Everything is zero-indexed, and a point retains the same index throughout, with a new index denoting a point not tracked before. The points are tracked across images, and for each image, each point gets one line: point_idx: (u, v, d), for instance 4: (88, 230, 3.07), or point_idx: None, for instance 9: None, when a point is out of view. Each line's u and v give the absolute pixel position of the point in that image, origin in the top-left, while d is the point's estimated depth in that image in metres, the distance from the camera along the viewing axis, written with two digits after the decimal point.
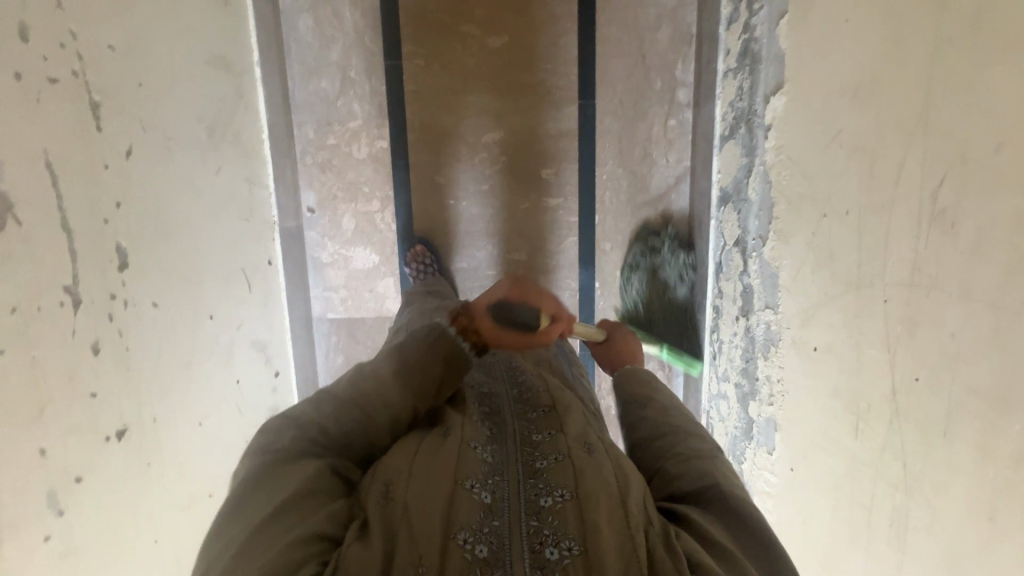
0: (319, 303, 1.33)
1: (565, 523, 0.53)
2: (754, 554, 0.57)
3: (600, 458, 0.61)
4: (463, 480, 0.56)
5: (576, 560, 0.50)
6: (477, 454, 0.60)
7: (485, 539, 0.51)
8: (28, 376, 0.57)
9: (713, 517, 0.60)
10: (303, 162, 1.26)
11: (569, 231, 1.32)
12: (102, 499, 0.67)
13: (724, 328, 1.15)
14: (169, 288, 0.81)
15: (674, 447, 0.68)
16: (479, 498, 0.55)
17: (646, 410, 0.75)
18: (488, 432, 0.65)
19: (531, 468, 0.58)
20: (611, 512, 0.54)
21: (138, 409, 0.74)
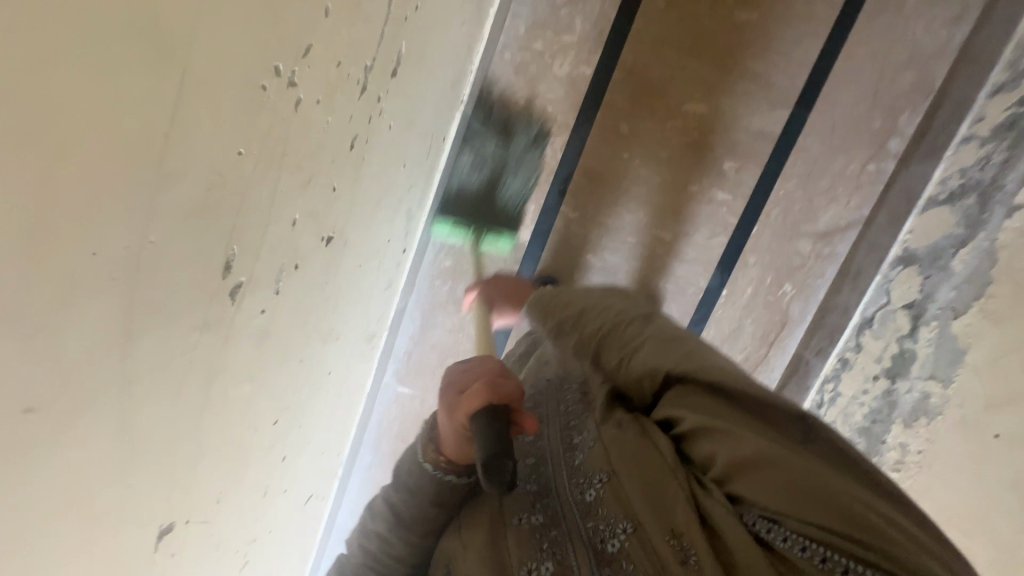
0: (452, 201, 1.29)
1: (608, 509, 0.64)
2: (748, 421, 0.61)
3: (631, 436, 0.70)
4: (509, 517, 0.67)
5: (631, 538, 0.60)
6: (521, 491, 0.71)
7: (550, 555, 0.62)
8: (316, 143, 0.52)
9: (692, 399, 0.67)
10: (500, 57, 1.21)
11: (720, 230, 1.29)
12: (297, 297, 0.63)
13: (847, 382, 1.13)
14: (401, 118, 0.76)
15: (641, 351, 0.75)
16: (532, 524, 0.66)
17: (608, 338, 0.81)
18: (533, 454, 0.76)
19: (575, 470, 0.70)
20: (646, 483, 0.65)
21: (344, 226, 0.69)
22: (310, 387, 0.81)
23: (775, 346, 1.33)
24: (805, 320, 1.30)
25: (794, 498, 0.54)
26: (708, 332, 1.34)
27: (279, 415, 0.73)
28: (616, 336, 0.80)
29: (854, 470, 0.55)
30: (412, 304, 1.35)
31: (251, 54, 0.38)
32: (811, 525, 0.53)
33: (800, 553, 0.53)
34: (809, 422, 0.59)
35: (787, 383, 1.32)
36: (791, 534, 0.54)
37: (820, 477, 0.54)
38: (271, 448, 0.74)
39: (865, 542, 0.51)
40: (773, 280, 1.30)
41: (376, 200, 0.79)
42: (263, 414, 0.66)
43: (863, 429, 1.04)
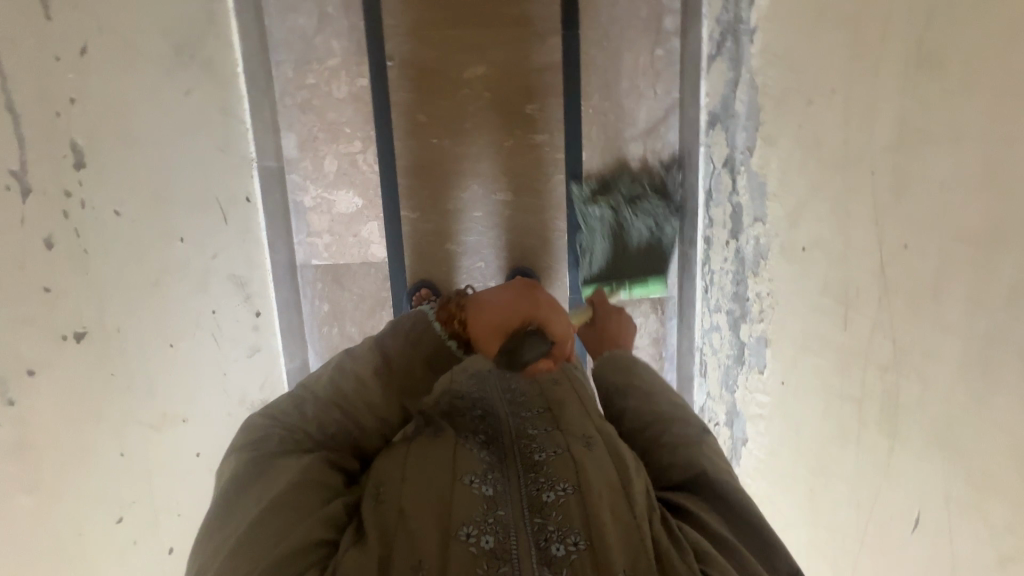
0: (303, 249, 1.31)
1: (564, 513, 0.55)
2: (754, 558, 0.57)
3: (596, 451, 0.63)
4: (464, 476, 0.58)
5: (583, 554, 0.52)
6: (476, 453, 0.62)
7: (490, 530, 0.53)
8: None
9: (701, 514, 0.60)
10: (282, 103, 1.24)
11: (556, 169, 1.29)
12: (59, 397, 0.65)
13: (714, 258, 1.12)
14: (132, 199, 0.79)
15: (673, 448, 0.66)
16: (480, 491, 0.57)
17: (630, 398, 0.73)
18: (482, 432, 0.67)
19: (531, 463, 0.61)
20: (615, 505, 0.56)
21: (100, 316, 0.72)
22: (165, 474, 0.83)
23: (658, 253, 1.32)
24: (672, 218, 1.30)
25: None
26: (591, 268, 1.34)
27: (126, 510, 0.75)
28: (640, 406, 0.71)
29: None
30: (312, 359, 1.36)
31: None
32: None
33: None
34: None
35: (682, 283, 1.30)
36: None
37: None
38: (136, 544, 0.76)
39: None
40: (625, 193, 1.29)
41: (149, 280, 0.81)
42: (83, 516, 0.68)
43: (733, 295, 1.02)
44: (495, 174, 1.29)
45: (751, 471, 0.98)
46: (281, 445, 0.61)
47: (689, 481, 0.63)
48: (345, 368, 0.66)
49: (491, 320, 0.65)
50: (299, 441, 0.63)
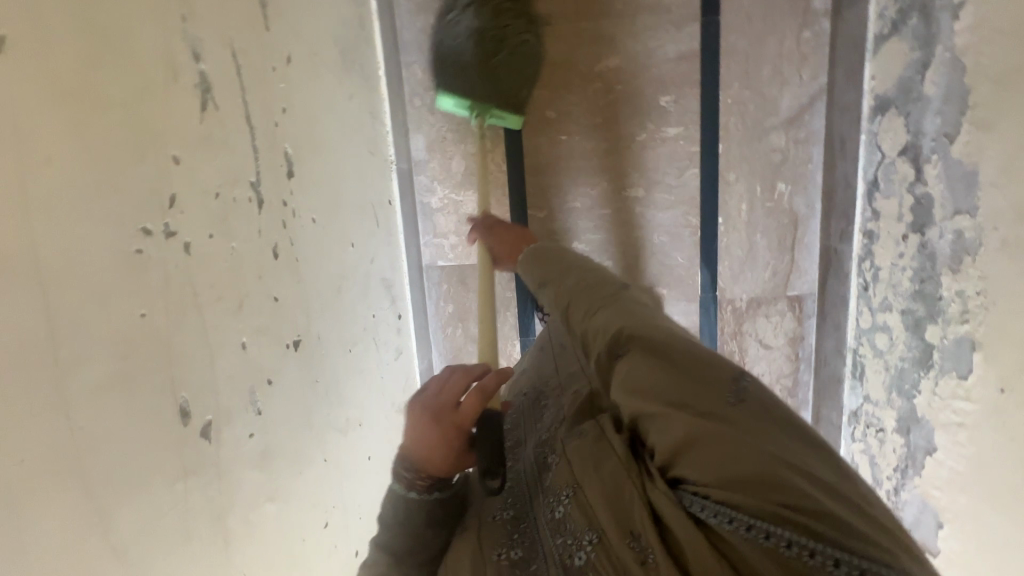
0: (429, 251, 1.32)
1: (575, 523, 0.58)
2: (710, 395, 0.54)
3: (583, 437, 0.65)
4: (490, 551, 0.63)
5: (597, 551, 0.54)
6: (499, 522, 0.67)
7: None
8: (227, 267, 0.55)
9: (637, 370, 0.58)
10: (412, 104, 1.24)
11: (689, 163, 1.23)
12: (286, 405, 0.66)
13: (881, 253, 1.04)
14: (321, 206, 0.79)
15: (614, 312, 0.67)
16: (511, 557, 0.62)
17: (576, 278, 0.78)
18: (508, 482, 0.73)
19: (545, 492, 0.65)
20: (603, 481, 0.58)
21: (307, 324, 0.72)
22: (351, 478, 0.84)
23: (798, 249, 1.25)
24: (815, 211, 1.22)
25: (731, 477, 0.49)
26: (724, 265, 1.28)
27: (330, 515, 0.76)
28: (606, 306, 0.70)
29: (807, 451, 0.50)
30: (437, 360, 1.36)
31: (98, 246, 0.42)
32: (752, 504, 0.47)
33: (766, 540, 0.46)
34: (735, 387, 0.53)
35: (826, 279, 1.23)
36: (722, 513, 0.48)
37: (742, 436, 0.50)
38: (336, 547, 0.78)
39: (795, 508, 0.46)
40: (764, 186, 1.23)
41: (334, 287, 0.82)
42: (304, 522, 0.69)
43: (915, 294, 0.95)
44: (624, 170, 1.25)
45: (943, 484, 0.91)
46: None
47: (617, 339, 0.63)
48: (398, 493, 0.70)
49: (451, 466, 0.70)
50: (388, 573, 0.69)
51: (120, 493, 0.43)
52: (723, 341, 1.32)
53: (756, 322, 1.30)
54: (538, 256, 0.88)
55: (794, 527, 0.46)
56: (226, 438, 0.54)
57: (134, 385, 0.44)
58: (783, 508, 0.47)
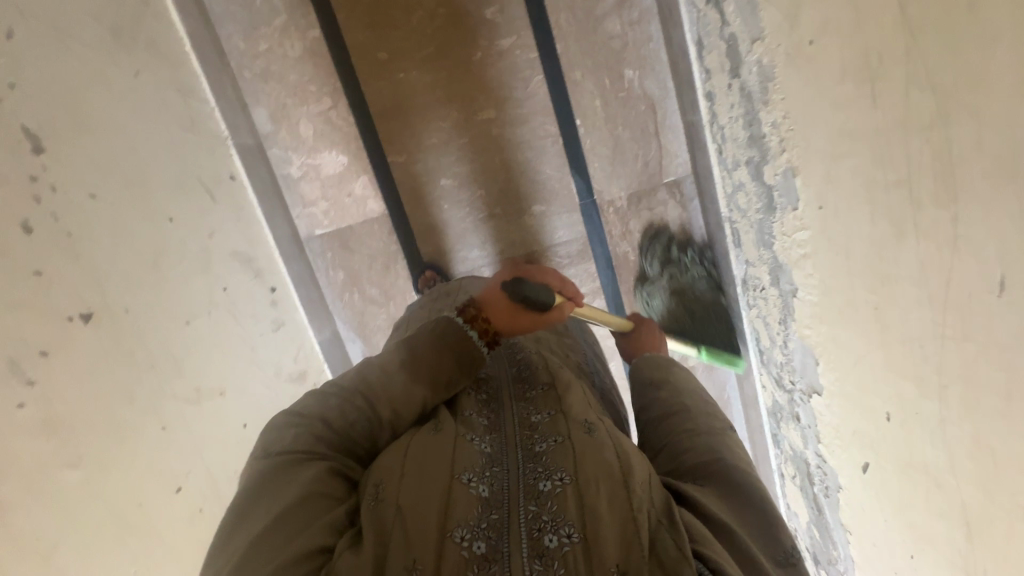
0: (304, 222, 1.30)
1: (562, 498, 0.59)
2: (743, 527, 0.62)
3: (598, 438, 0.67)
4: (460, 473, 0.63)
5: (575, 546, 0.55)
6: (474, 451, 0.66)
7: (483, 535, 0.57)
8: None
9: (711, 503, 0.64)
10: (242, 77, 1.20)
11: (532, 71, 1.21)
12: (80, 375, 0.65)
13: (721, 110, 1.02)
14: (105, 180, 0.78)
15: (691, 438, 0.73)
16: (478, 491, 0.61)
17: (664, 389, 0.82)
18: (489, 425, 0.73)
19: (533, 458, 0.65)
20: (609, 492, 0.60)
21: (103, 296, 0.71)
22: (215, 444, 0.84)
23: (661, 132, 1.23)
24: (668, 90, 1.20)
25: None
26: (595, 168, 1.26)
27: (182, 481, 0.76)
28: (662, 427, 0.77)
29: None
30: (342, 328, 1.36)
31: None
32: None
33: None
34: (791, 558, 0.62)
35: (695, 156, 1.21)
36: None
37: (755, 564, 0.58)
38: (203, 510, 0.78)
39: None
40: (611, 77, 1.20)
41: (147, 261, 0.81)
42: (138, 486, 0.69)
43: (749, 140, 0.93)
44: (471, 94, 1.22)
45: (809, 319, 0.90)
46: (301, 445, 0.66)
47: (704, 468, 0.69)
48: (450, 320, 0.77)
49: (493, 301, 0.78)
50: (319, 437, 0.67)
51: None
52: (615, 244, 1.31)
53: (642, 218, 1.29)
54: (642, 360, 0.90)
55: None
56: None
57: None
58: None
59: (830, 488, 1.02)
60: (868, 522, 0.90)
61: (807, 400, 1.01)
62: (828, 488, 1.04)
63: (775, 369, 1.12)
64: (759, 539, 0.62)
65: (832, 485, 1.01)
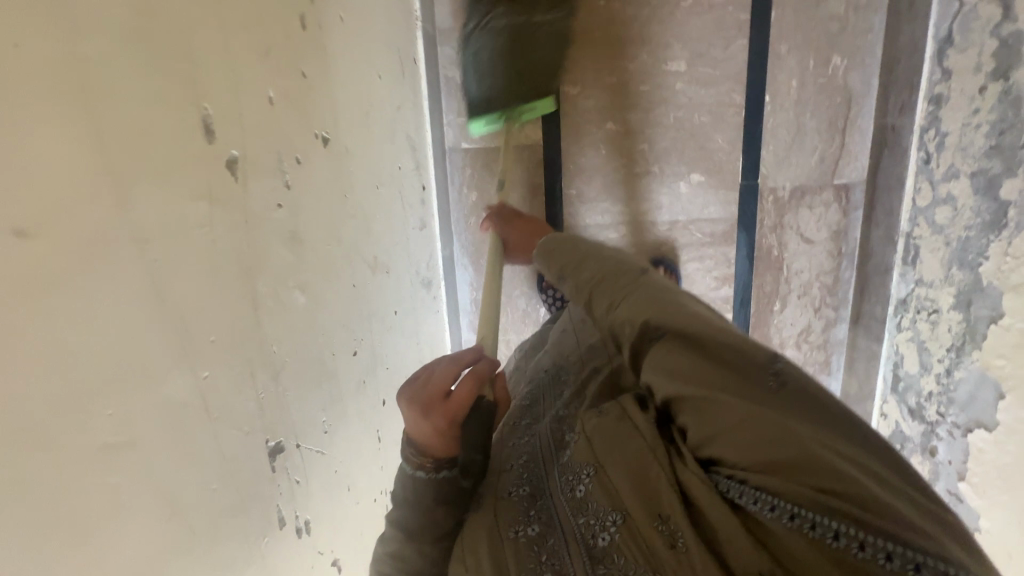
0: (452, 131, 1.23)
1: (599, 507, 0.55)
2: (758, 394, 0.48)
3: (604, 420, 0.60)
4: (505, 527, 0.58)
5: (622, 530, 0.52)
6: (514, 495, 0.62)
7: (545, 571, 0.53)
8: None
9: (675, 362, 0.52)
10: None
11: (737, 33, 1.14)
12: (314, 199, 0.59)
13: (949, 117, 0.96)
14: (349, 10, 0.71)
15: (619, 303, 0.61)
16: (527, 533, 0.57)
17: (592, 260, 0.71)
18: (523, 456, 0.68)
19: (563, 465, 0.62)
20: (627, 466, 0.55)
21: (336, 127, 0.65)
22: (378, 320, 0.79)
23: (849, 131, 1.17)
24: (872, 89, 1.14)
25: (816, 487, 0.44)
26: (768, 150, 1.20)
27: (358, 345, 0.70)
28: (610, 282, 0.66)
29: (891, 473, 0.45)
30: (457, 251, 1.30)
31: None
32: (789, 490, 0.45)
33: (815, 531, 0.44)
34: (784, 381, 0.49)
35: (879, 164, 1.15)
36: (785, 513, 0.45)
37: (811, 455, 0.44)
38: (364, 383, 0.72)
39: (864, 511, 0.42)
40: (817, 60, 1.14)
41: (363, 109, 0.75)
42: (334, 334, 0.63)
43: (991, 150, 0.87)
44: (666, 42, 1.16)
45: (1009, 349, 0.85)
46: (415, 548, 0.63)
47: (643, 330, 0.56)
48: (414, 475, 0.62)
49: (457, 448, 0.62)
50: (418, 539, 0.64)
51: (132, 176, 0.35)
52: (762, 235, 1.25)
53: (799, 214, 1.23)
54: (547, 246, 0.79)
55: (842, 519, 0.43)
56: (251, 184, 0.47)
57: (152, 60, 0.37)
58: (825, 497, 0.43)
59: None
60: (1010, 570, 0.86)
61: (958, 434, 0.97)
62: None
63: (915, 398, 1.08)
64: (780, 408, 0.48)
65: None
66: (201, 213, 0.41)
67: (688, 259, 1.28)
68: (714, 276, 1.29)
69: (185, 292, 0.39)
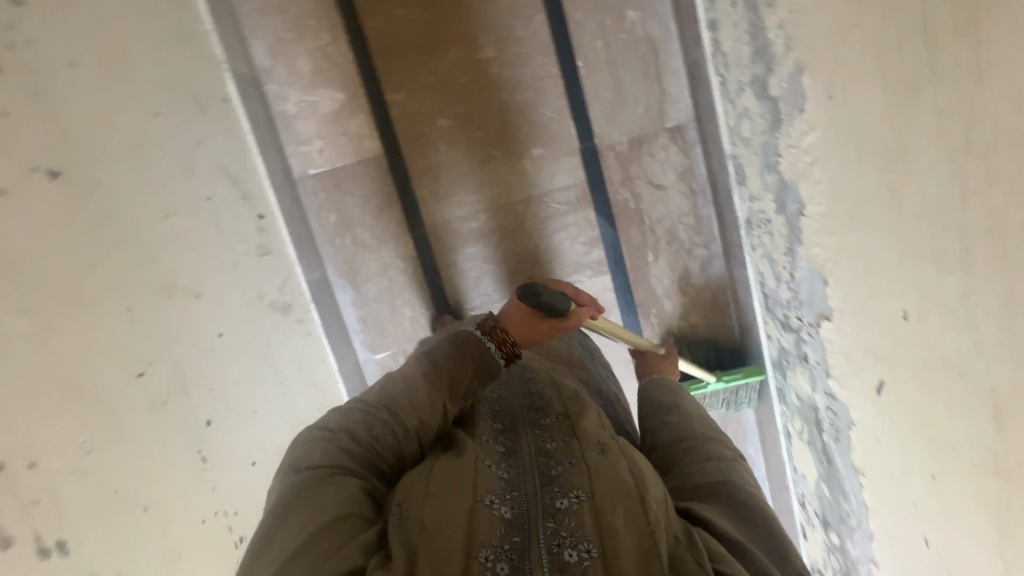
0: (297, 160, 1.27)
1: (580, 519, 0.56)
2: (768, 555, 0.59)
3: (612, 460, 0.64)
4: (481, 496, 0.60)
5: (595, 560, 0.52)
6: (493, 475, 0.63)
7: (506, 555, 0.54)
8: None
9: (731, 517, 0.62)
10: (241, 9, 1.20)
11: (533, 9, 1.20)
12: (38, 227, 0.61)
13: (724, 37, 1.00)
14: (89, 56, 0.75)
15: (705, 458, 0.70)
16: (499, 513, 0.58)
17: (673, 414, 0.81)
18: (501, 449, 0.69)
19: (549, 478, 0.62)
20: (628, 509, 0.57)
21: (75, 163, 0.68)
22: (187, 343, 0.79)
23: (663, 76, 1.21)
24: (671, 32, 1.19)
25: None
26: (595, 110, 1.23)
27: (145, 366, 0.71)
28: (677, 448, 0.74)
29: None
30: (332, 274, 1.32)
31: None
32: None
33: None
34: None
35: (697, 99, 1.19)
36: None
37: None
38: (165, 404, 0.73)
39: None
40: (613, 18, 1.19)
41: (124, 147, 0.78)
42: (95, 357, 0.64)
43: (754, 55, 0.90)
44: (471, 33, 1.21)
45: (818, 234, 0.86)
46: (327, 457, 0.66)
47: (714, 488, 0.66)
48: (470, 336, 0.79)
49: (519, 328, 0.86)
50: (345, 449, 0.67)
51: None
52: (615, 191, 1.28)
53: (642, 163, 1.26)
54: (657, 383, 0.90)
55: None
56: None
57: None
58: None
59: (840, 429, 0.96)
60: (882, 453, 0.84)
61: (815, 333, 0.96)
62: (837, 432, 0.98)
63: (781, 310, 1.07)
64: (761, 545, 0.60)
65: (842, 425, 0.95)
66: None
67: (553, 231, 1.30)
68: (583, 241, 1.31)
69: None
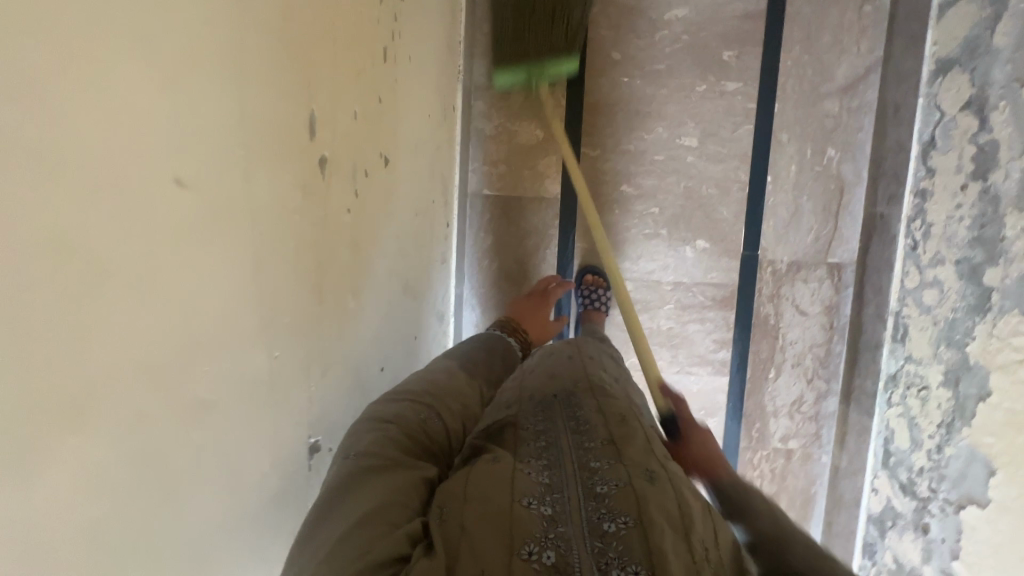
0: (476, 178, 1.31)
1: (629, 539, 0.45)
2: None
3: (661, 485, 0.51)
4: (520, 494, 0.49)
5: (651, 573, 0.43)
6: (533, 475, 0.52)
7: (553, 544, 0.45)
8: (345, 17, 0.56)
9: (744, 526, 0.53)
10: (481, 29, 1.26)
11: (745, 119, 1.26)
12: (372, 208, 0.67)
13: (935, 210, 1.07)
14: (418, 54, 0.79)
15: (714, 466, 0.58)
16: (542, 511, 0.48)
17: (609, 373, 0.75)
18: (542, 453, 0.57)
19: (593, 481, 0.52)
20: (667, 510, 0.48)
21: (395, 154, 0.72)
22: (403, 336, 0.85)
23: (842, 215, 1.27)
24: (863, 180, 1.25)
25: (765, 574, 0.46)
26: (768, 225, 1.29)
27: (383, 361, 0.77)
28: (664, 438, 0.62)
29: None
30: (467, 291, 1.33)
31: None
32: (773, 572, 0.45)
33: None
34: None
35: (869, 248, 1.25)
36: None
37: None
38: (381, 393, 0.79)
39: None
40: (814, 149, 1.25)
41: (413, 141, 0.80)
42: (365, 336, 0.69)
43: (973, 240, 0.96)
44: (684, 119, 1.27)
45: (998, 427, 0.88)
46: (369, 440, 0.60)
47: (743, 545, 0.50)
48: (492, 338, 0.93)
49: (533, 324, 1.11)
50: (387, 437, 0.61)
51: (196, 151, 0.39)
52: (761, 303, 1.31)
53: (795, 286, 1.30)
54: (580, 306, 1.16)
55: None
56: (290, 168, 0.50)
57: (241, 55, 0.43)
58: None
59: None
60: None
61: (948, 510, 0.99)
62: None
63: (907, 473, 1.11)
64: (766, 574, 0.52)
65: None
66: (234, 184, 0.43)
67: (690, 320, 1.33)
68: (713, 339, 1.33)
69: (212, 261, 0.42)
